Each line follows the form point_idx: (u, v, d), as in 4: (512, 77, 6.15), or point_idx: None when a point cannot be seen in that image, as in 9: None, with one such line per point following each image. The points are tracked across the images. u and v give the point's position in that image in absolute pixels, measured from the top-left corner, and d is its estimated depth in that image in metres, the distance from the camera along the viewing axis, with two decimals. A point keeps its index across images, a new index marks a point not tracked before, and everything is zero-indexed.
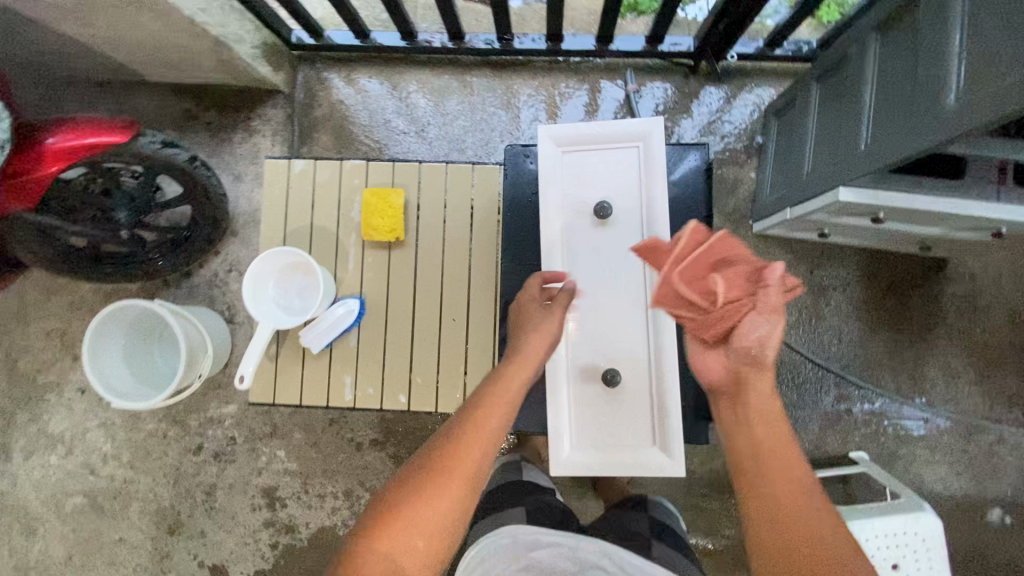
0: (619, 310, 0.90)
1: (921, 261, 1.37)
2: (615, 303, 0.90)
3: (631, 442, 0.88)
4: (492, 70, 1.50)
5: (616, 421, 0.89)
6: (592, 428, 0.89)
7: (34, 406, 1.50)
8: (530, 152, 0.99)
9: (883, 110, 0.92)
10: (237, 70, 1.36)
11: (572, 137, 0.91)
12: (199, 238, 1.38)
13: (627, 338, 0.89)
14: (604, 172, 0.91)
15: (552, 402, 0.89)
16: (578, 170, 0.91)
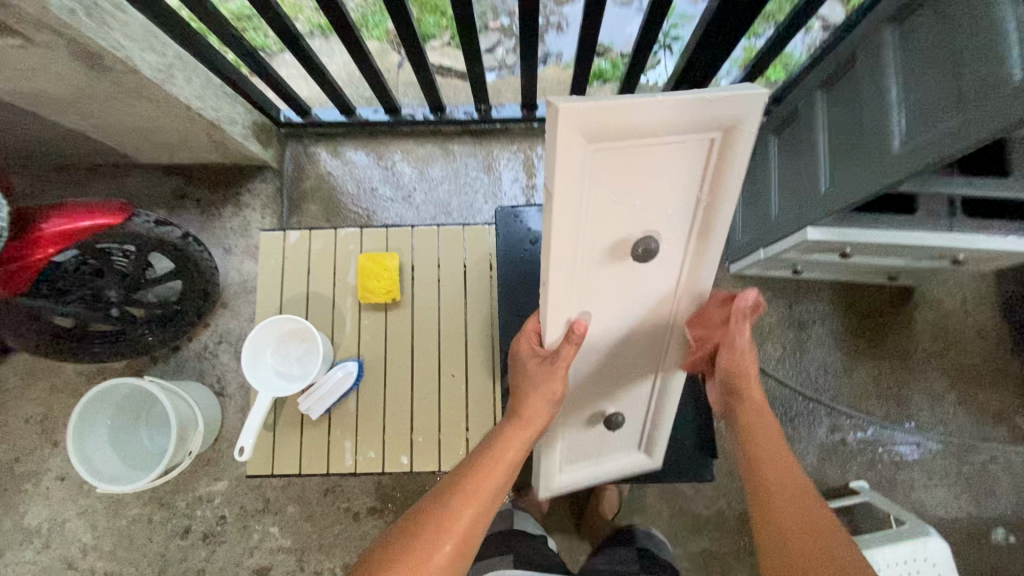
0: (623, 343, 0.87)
1: (891, 291, 1.44)
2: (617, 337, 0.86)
3: (616, 448, 1.03)
4: (473, 136, 1.58)
5: (602, 442, 1.01)
6: (577, 455, 1.01)
7: (9, 498, 1.42)
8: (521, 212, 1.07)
9: (836, 157, 1.01)
10: (228, 149, 1.42)
11: (610, 117, 0.55)
12: (189, 312, 1.38)
13: (630, 370, 0.91)
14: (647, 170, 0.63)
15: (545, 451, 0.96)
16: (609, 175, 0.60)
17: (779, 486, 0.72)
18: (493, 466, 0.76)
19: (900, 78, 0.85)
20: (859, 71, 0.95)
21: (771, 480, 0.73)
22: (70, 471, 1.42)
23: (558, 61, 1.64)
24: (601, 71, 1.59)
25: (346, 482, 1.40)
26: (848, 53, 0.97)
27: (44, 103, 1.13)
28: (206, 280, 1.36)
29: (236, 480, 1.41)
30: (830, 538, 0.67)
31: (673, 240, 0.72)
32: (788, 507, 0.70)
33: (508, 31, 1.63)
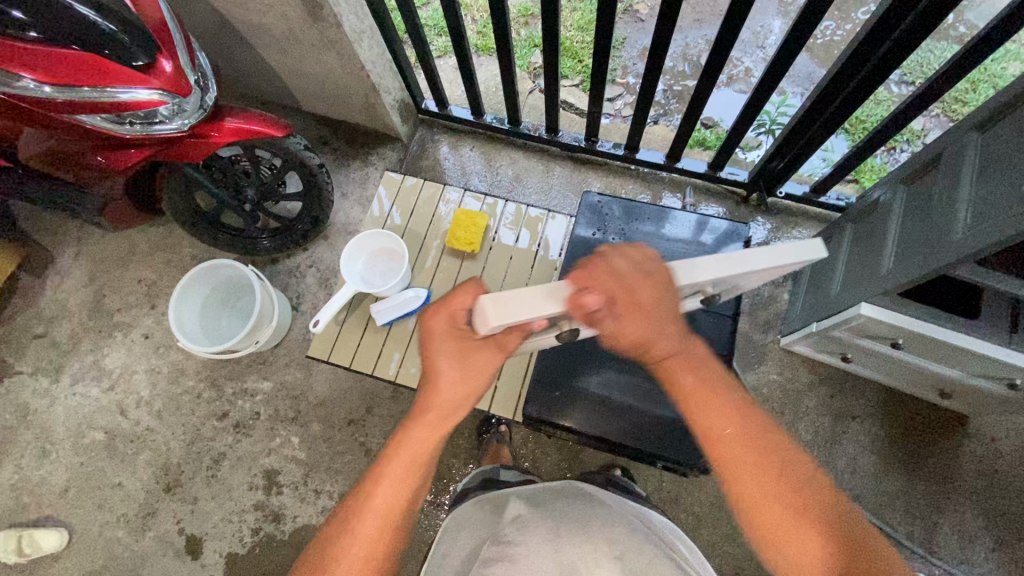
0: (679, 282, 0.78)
1: (941, 413, 1.42)
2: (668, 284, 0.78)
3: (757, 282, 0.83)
4: (574, 163, 1.77)
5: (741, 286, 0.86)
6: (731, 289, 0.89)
7: (99, 339, 1.65)
8: (603, 207, 1.24)
9: (902, 241, 1.09)
10: (375, 115, 1.69)
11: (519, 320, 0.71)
12: (298, 231, 1.60)
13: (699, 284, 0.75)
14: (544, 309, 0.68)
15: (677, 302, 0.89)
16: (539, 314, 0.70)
17: (763, 466, 0.67)
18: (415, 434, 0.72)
19: (977, 176, 0.94)
20: (940, 169, 1.05)
21: (745, 464, 0.67)
22: (155, 332, 1.64)
23: (667, 123, 1.83)
24: (704, 138, 1.76)
25: (371, 419, 1.51)
26: (936, 153, 1.07)
27: (262, 36, 1.43)
28: (321, 208, 1.55)
29: (280, 385, 1.56)
30: (833, 507, 0.67)
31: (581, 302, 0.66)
32: (780, 496, 0.66)
33: (632, 88, 1.87)
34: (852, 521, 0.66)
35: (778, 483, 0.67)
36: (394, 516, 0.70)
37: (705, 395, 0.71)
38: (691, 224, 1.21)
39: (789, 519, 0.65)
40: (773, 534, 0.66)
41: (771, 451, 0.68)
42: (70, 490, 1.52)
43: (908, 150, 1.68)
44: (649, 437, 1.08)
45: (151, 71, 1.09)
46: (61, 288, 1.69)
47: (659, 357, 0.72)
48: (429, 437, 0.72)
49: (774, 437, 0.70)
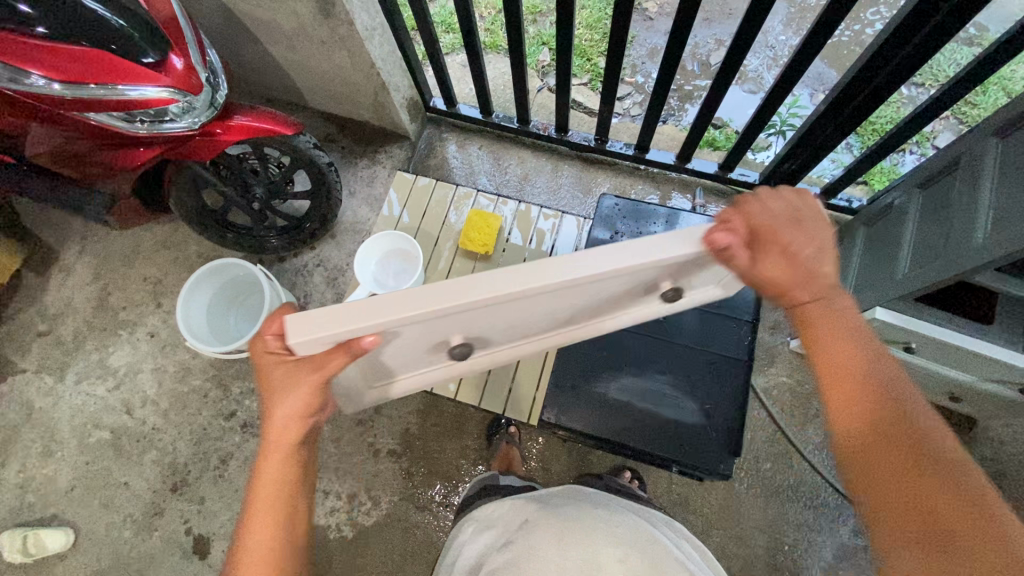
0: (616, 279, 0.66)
1: (950, 417, 1.42)
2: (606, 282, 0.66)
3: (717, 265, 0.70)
4: (583, 163, 1.76)
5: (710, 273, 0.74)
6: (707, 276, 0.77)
7: (104, 337, 1.63)
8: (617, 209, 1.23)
9: (919, 246, 1.09)
10: (384, 113, 1.68)
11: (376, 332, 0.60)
12: (306, 230, 1.58)
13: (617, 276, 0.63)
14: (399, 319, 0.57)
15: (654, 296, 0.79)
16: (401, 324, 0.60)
17: (866, 406, 0.61)
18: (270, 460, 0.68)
19: (995, 181, 0.94)
20: (957, 174, 1.04)
21: (848, 380, 0.63)
22: (160, 331, 1.63)
23: (676, 123, 1.82)
24: (714, 139, 1.76)
25: (379, 419, 1.50)
26: (952, 158, 1.07)
27: (271, 32, 1.42)
28: (330, 207, 1.54)
29: None
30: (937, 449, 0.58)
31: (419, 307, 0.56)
32: (882, 434, 0.60)
33: (641, 87, 1.86)
34: (961, 468, 0.57)
35: (884, 422, 0.60)
36: (275, 549, 0.66)
37: (834, 339, 0.64)
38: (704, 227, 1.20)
39: (886, 450, 0.59)
40: (865, 461, 0.60)
41: (881, 393, 0.61)
42: (75, 490, 1.51)
43: (918, 153, 1.68)
44: (665, 441, 1.07)
45: (162, 68, 1.08)
46: (65, 285, 1.67)
47: (799, 302, 0.66)
48: (276, 455, 0.69)
49: (886, 373, 0.63)
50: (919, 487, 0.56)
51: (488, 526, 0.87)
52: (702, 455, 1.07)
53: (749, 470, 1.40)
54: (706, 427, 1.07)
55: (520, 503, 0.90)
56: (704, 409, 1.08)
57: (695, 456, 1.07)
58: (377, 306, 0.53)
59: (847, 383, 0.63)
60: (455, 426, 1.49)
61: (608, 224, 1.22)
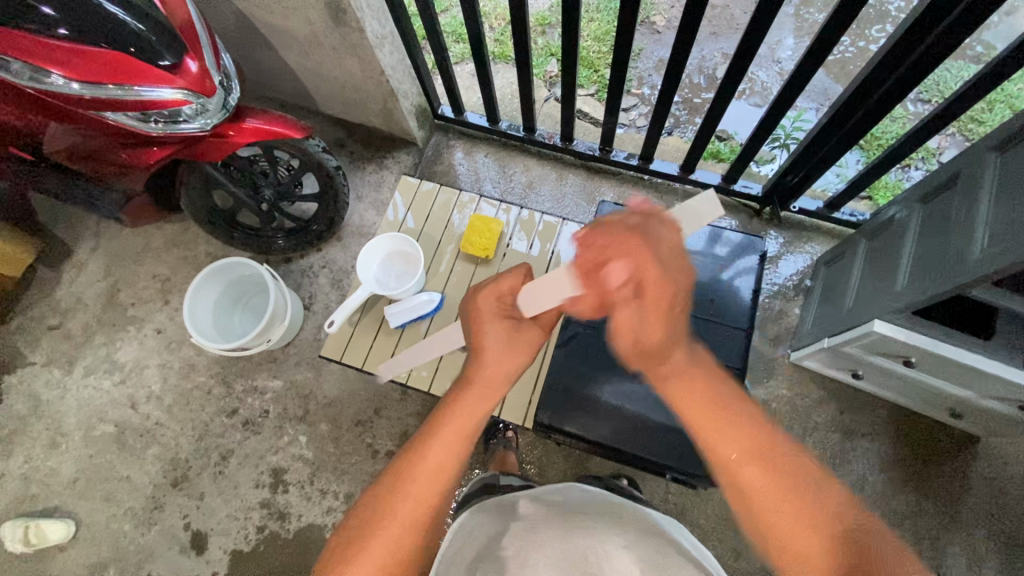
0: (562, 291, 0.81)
1: (952, 434, 1.41)
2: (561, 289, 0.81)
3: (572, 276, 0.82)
4: (588, 172, 1.78)
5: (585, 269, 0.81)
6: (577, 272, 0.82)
7: (112, 332, 1.66)
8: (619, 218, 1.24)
9: (918, 260, 1.09)
10: (392, 119, 1.71)
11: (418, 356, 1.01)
12: (312, 232, 1.61)
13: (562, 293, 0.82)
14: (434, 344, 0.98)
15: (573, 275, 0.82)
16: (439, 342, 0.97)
17: (769, 482, 0.64)
18: (456, 415, 0.74)
19: (994, 196, 0.95)
20: (957, 189, 1.05)
21: (722, 428, 0.69)
22: (168, 327, 1.66)
23: (681, 134, 1.83)
24: (718, 151, 1.77)
25: (379, 420, 1.51)
26: (952, 172, 1.08)
27: (284, 39, 1.46)
28: (336, 210, 1.57)
29: (289, 383, 1.57)
30: (828, 503, 0.62)
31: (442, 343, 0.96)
32: (790, 513, 0.62)
33: (647, 99, 1.88)
34: (866, 537, 0.60)
35: (783, 495, 0.63)
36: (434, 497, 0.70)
37: (711, 413, 0.70)
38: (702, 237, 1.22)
39: (795, 522, 0.61)
40: (782, 536, 0.61)
41: (778, 465, 0.65)
42: (78, 482, 1.53)
43: (923, 168, 1.68)
44: (659, 447, 1.08)
45: (177, 71, 1.11)
46: (77, 280, 1.71)
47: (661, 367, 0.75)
48: (452, 444, 0.72)
49: (767, 436, 0.68)
50: (834, 555, 0.58)
51: (486, 523, 0.87)
52: (698, 463, 1.06)
53: None
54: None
55: (524, 499, 0.90)
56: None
57: (694, 465, 1.07)
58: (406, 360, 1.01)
59: (737, 444, 0.67)
60: None
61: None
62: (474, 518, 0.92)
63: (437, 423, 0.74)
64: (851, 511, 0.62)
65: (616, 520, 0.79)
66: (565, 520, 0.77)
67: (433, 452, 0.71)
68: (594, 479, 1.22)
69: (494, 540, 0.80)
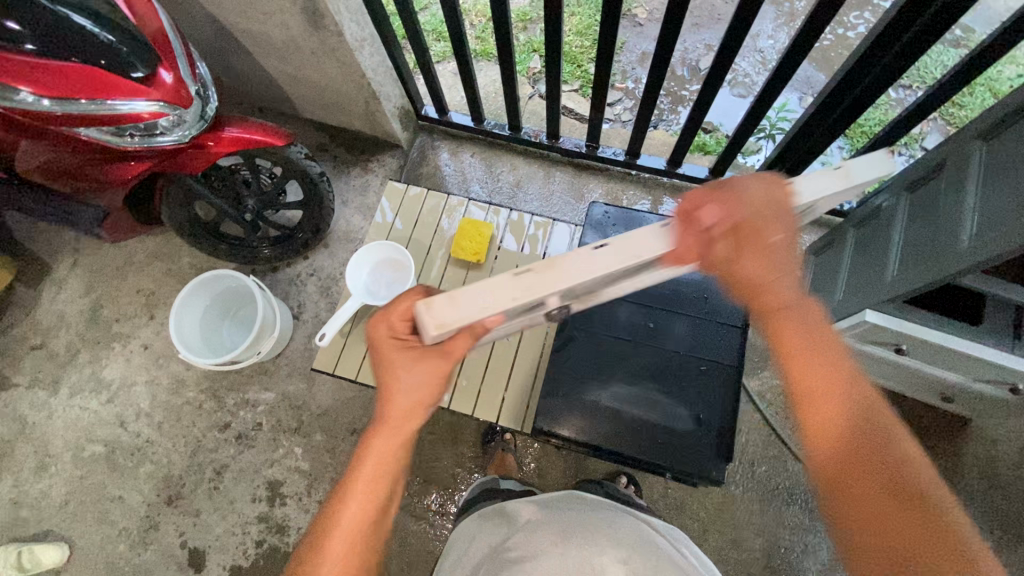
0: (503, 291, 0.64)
1: (944, 416, 1.43)
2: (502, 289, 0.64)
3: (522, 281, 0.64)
4: (575, 169, 1.77)
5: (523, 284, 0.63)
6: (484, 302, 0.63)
7: (97, 350, 1.63)
8: (609, 217, 1.23)
9: (907, 249, 1.09)
10: (375, 122, 1.68)
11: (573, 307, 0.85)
12: (299, 240, 1.59)
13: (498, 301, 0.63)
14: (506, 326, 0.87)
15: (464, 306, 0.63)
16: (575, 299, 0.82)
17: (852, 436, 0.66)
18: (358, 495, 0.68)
19: (981, 184, 0.95)
20: (943, 178, 1.05)
21: (816, 363, 0.69)
22: (155, 343, 1.62)
23: (667, 127, 1.83)
24: (705, 144, 1.77)
25: None
26: (938, 161, 1.08)
27: (261, 44, 1.42)
28: (322, 216, 1.54)
29: (282, 394, 1.55)
30: (886, 447, 0.65)
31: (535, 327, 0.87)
32: (857, 462, 0.65)
33: (631, 93, 1.87)
34: (921, 479, 0.63)
35: (865, 451, 0.65)
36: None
37: (818, 363, 0.69)
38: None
39: (859, 477, 0.64)
40: (837, 480, 0.65)
41: (856, 415, 0.67)
42: (70, 504, 1.50)
43: (907, 154, 1.69)
44: (658, 448, 1.08)
45: (151, 82, 1.08)
46: (58, 298, 1.67)
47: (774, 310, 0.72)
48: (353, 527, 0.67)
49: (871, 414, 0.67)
50: (891, 497, 0.62)
51: (487, 528, 0.87)
52: (698, 459, 1.07)
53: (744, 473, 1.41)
54: (697, 433, 1.07)
55: (527, 504, 0.91)
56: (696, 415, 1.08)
57: (693, 462, 1.07)
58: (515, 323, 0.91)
59: (819, 381, 0.69)
60: (451, 433, 1.48)
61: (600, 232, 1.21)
62: (476, 524, 0.91)
63: (347, 484, 0.69)
64: (909, 454, 0.65)
65: (618, 533, 0.79)
66: (566, 530, 0.77)
67: (348, 517, 0.67)
68: (594, 483, 1.21)
69: (496, 547, 0.79)
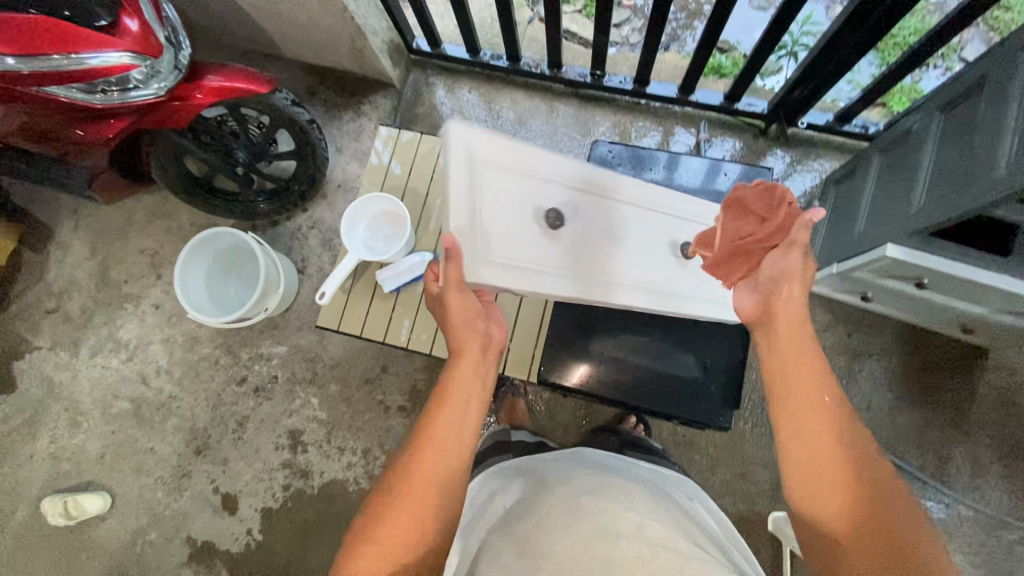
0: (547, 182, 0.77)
1: (962, 346, 1.39)
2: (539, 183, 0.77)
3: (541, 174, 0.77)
4: (580, 101, 1.66)
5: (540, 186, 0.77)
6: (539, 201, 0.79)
7: (111, 311, 1.65)
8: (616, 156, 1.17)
9: (936, 179, 1.02)
10: (364, 60, 1.57)
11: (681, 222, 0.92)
12: (295, 192, 1.53)
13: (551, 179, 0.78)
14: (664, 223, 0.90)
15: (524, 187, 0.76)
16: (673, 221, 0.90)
17: (832, 463, 0.68)
18: (444, 407, 0.76)
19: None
20: (982, 97, 0.96)
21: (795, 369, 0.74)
22: (165, 302, 1.64)
23: (679, 49, 1.69)
24: (720, 66, 1.63)
25: (387, 376, 1.53)
26: (977, 77, 0.98)
27: None
28: (316, 166, 1.48)
29: (294, 348, 1.58)
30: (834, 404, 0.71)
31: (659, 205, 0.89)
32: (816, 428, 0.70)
33: (640, 11, 1.71)
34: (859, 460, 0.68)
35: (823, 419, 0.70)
36: (440, 477, 0.72)
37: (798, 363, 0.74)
38: (702, 171, 1.15)
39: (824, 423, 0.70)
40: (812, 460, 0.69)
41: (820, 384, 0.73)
42: (105, 456, 1.58)
43: (944, 67, 1.54)
44: (662, 396, 1.07)
45: (117, 31, 1.01)
46: (65, 262, 1.68)
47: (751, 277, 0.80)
48: (455, 418, 0.75)
49: (853, 424, 0.71)
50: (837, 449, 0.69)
51: (503, 486, 0.88)
52: (705, 404, 1.07)
53: (754, 409, 1.42)
54: (706, 380, 1.07)
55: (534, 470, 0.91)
56: (704, 363, 1.07)
57: (700, 404, 1.07)
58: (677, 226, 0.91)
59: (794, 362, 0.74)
60: None
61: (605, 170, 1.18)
62: (492, 480, 0.91)
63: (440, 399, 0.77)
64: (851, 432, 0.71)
65: (629, 495, 0.77)
66: (580, 499, 0.73)
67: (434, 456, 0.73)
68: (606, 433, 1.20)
69: (513, 511, 0.79)
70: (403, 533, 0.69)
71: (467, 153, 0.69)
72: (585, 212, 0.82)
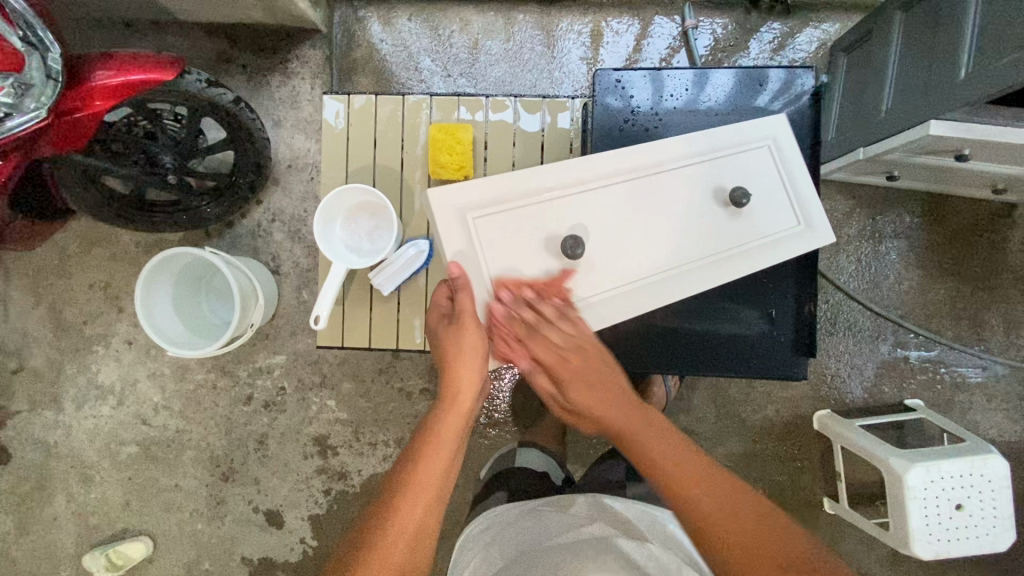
0: (556, 204, 0.87)
1: (988, 206, 1.34)
2: (551, 208, 0.87)
3: (546, 194, 0.87)
4: (540, 6, 1.42)
5: (551, 210, 0.87)
6: (551, 220, 0.87)
7: (81, 357, 1.49)
8: (624, 80, 0.98)
9: (989, 34, 0.86)
10: (277, 9, 1.29)
11: (714, 175, 0.91)
12: (242, 186, 1.28)
13: (561, 197, 0.87)
14: (691, 189, 0.90)
15: (533, 214, 0.86)
16: (701, 180, 0.90)
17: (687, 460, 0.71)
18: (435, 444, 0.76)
19: None
20: None
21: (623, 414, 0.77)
22: (138, 336, 1.48)
23: None
24: None
25: (400, 362, 1.44)
26: None
27: None
28: (258, 151, 1.24)
29: (294, 354, 1.46)
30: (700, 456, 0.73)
31: (681, 171, 0.90)
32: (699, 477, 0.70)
33: None
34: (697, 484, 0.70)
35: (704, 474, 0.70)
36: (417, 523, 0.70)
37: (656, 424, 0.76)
38: (725, 80, 0.99)
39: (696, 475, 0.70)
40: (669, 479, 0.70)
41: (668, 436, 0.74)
42: (131, 503, 1.51)
43: None
44: (719, 358, 0.98)
45: None
46: (10, 315, 1.48)
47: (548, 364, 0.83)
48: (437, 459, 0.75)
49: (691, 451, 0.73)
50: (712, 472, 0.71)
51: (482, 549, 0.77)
52: (771, 347, 0.99)
53: None
54: (774, 334, 0.99)
55: (526, 520, 0.82)
56: (770, 315, 0.99)
57: (764, 349, 0.99)
58: (697, 181, 0.90)
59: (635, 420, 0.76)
60: None
61: (617, 99, 0.98)
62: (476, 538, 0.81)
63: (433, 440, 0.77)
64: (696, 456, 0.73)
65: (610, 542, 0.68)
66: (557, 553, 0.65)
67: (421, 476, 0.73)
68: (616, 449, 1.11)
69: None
70: (395, 549, 0.68)
71: (456, 212, 0.83)
72: (598, 221, 0.88)
